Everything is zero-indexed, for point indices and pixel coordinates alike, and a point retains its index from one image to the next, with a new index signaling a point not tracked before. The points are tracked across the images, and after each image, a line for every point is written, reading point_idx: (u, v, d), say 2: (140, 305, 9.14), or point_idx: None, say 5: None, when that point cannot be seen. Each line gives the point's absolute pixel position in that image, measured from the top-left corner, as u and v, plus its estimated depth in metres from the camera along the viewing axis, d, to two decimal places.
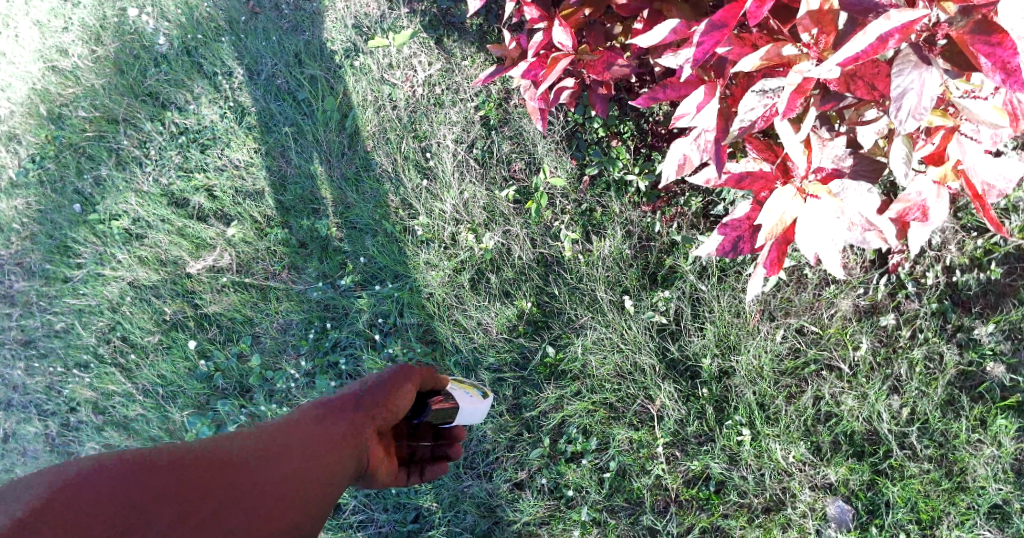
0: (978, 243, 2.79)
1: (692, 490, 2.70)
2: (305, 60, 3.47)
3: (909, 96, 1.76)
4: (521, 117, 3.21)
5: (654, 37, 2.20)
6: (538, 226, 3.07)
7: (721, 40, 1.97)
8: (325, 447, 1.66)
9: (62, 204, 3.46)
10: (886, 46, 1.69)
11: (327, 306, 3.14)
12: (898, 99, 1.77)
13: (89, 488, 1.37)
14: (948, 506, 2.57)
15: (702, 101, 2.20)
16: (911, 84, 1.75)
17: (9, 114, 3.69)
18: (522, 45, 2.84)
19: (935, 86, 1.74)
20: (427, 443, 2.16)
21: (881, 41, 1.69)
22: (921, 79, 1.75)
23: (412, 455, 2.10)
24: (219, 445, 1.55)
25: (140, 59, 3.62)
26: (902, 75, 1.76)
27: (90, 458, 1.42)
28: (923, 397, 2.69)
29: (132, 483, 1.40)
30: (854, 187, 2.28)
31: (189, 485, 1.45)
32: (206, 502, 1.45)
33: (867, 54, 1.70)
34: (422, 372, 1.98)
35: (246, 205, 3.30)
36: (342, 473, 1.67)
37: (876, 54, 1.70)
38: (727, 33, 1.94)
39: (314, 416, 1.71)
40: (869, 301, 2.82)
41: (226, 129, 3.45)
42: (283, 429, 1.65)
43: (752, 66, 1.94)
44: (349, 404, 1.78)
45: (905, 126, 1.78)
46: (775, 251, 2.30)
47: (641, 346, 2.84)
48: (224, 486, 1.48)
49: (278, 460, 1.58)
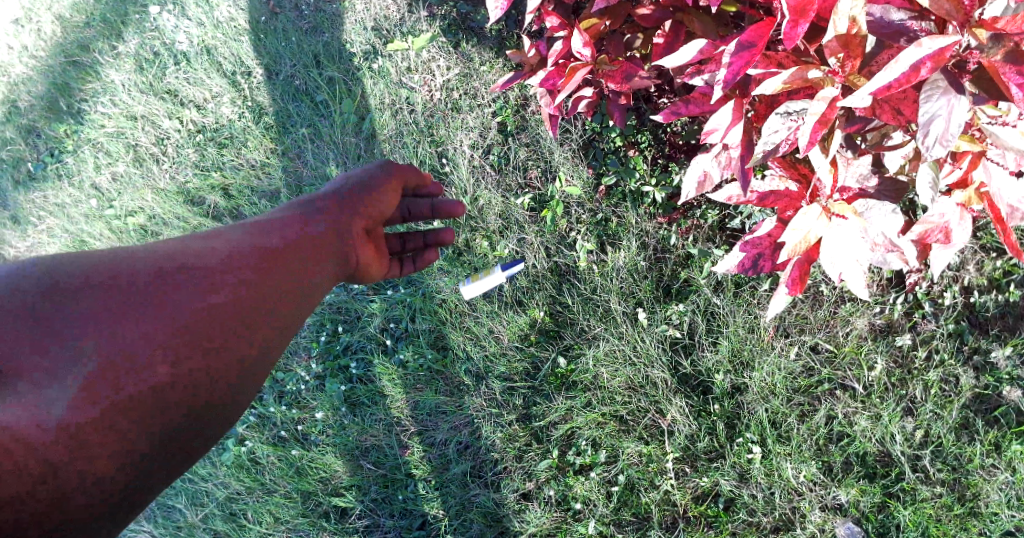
0: (998, 264, 2.76)
1: (700, 507, 2.68)
2: (324, 62, 3.47)
3: (936, 122, 1.75)
4: (537, 124, 3.18)
5: (679, 58, 2.20)
6: (552, 234, 3.06)
7: (749, 61, 1.94)
8: (300, 237, 1.75)
9: (79, 200, 3.52)
10: (918, 74, 1.68)
11: (340, 309, 3.13)
12: (926, 126, 1.75)
13: (67, 277, 1.40)
14: (960, 532, 2.54)
15: (728, 121, 2.19)
16: (939, 109, 1.74)
17: (29, 108, 3.73)
18: (541, 52, 2.81)
19: (963, 112, 1.73)
20: (416, 236, 2.51)
21: (913, 70, 1.68)
22: (949, 106, 1.74)
23: (403, 248, 2.48)
24: (194, 249, 1.56)
25: (160, 57, 3.64)
26: (930, 100, 1.75)
27: (73, 261, 1.45)
28: (937, 420, 2.66)
29: (108, 272, 1.43)
30: (879, 206, 2.28)
31: (167, 277, 1.46)
32: (173, 288, 1.45)
33: (899, 83, 1.68)
34: (405, 174, 2.29)
35: (263, 207, 3.32)
36: (330, 246, 1.83)
37: (908, 83, 1.68)
38: (755, 55, 1.91)
39: (300, 218, 1.83)
40: (885, 321, 2.80)
41: (243, 128, 3.45)
42: (263, 229, 1.72)
43: (777, 88, 1.95)
44: (333, 207, 1.95)
45: (932, 153, 1.76)
46: (798, 269, 2.26)
47: (654, 360, 2.83)
48: (193, 271, 1.49)
49: (248, 253, 1.61)
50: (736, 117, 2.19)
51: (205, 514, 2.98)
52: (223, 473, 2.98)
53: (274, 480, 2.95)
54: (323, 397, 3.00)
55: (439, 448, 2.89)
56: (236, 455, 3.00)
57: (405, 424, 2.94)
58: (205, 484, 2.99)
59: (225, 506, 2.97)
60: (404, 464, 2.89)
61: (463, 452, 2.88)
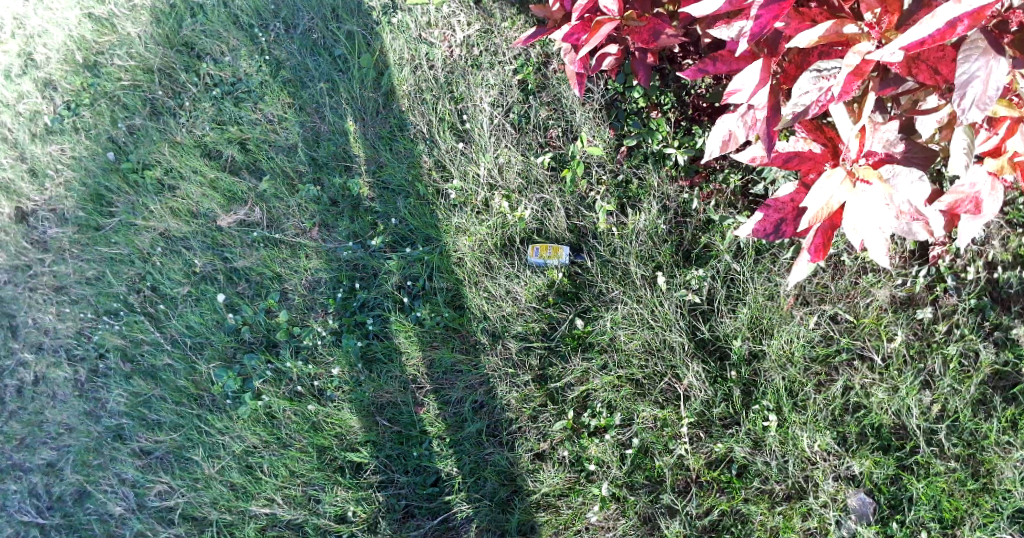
0: (1022, 241, 2.73)
1: (713, 472, 2.68)
2: (342, 16, 3.44)
3: (974, 83, 1.82)
4: (560, 83, 3.17)
5: (707, 8, 2.14)
6: (573, 196, 3.03)
7: (779, 15, 1.97)
8: None
9: (96, 152, 3.45)
10: (954, 30, 1.73)
11: (357, 266, 3.13)
12: (963, 86, 1.83)
13: None
14: (973, 507, 2.53)
15: (754, 81, 2.16)
16: (978, 70, 1.82)
17: (45, 61, 3.64)
18: (566, 6, 2.74)
19: (1002, 74, 1.81)
20: None
21: (948, 26, 1.72)
22: (988, 67, 1.81)
23: None
24: None
25: (176, 9, 3.61)
26: (968, 62, 1.82)
27: None
28: (955, 395, 2.64)
29: None
30: (906, 173, 2.20)
31: None
32: None
33: (934, 39, 1.74)
34: None
35: (279, 160, 3.28)
36: None
37: (942, 39, 1.74)
38: (785, 9, 1.95)
39: None
40: (907, 293, 2.76)
41: (260, 82, 3.42)
42: None
43: (811, 43, 1.98)
44: None
45: (968, 115, 1.84)
46: (821, 237, 2.23)
47: (672, 324, 2.81)
48: None
49: None
50: (762, 78, 2.16)
51: (221, 466, 2.95)
52: (240, 427, 2.96)
53: (289, 435, 2.94)
54: (339, 352, 3.00)
55: (454, 406, 2.91)
56: (253, 409, 2.98)
57: (420, 382, 2.95)
58: (222, 437, 2.98)
59: (241, 459, 2.96)
60: (419, 421, 2.91)
61: (478, 410, 2.90)
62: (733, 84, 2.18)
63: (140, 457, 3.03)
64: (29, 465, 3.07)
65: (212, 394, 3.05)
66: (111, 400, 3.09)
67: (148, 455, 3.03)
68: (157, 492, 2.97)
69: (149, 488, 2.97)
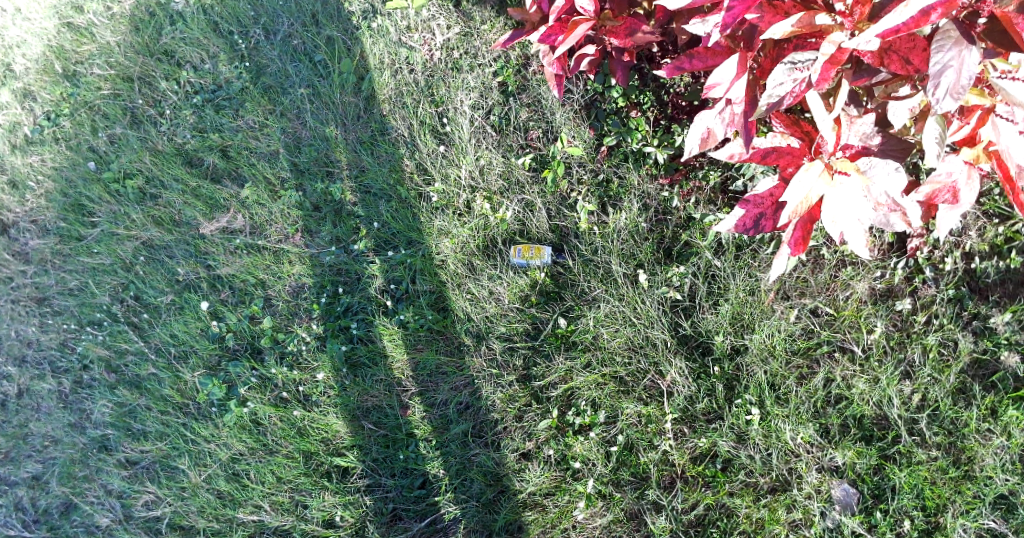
0: (999, 231, 2.76)
1: (698, 467, 2.70)
2: (322, 21, 3.44)
3: (947, 73, 1.87)
4: (540, 84, 3.18)
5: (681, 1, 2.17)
6: (554, 196, 3.05)
7: (751, 7, 2.04)
8: None
9: (77, 162, 3.44)
10: (928, 18, 1.80)
11: (340, 271, 3.13)
12: (937, 77, 1.87)
13: None
14: (954, 494, 2.56)
15: (731, 74, 2.22)
16: (949, 60, 1.86)
17: (25, 72, 3.63)
18: (544, 8, 2.77)
19: (973, 64, 1.86)
20: None
21: (923, 14, 1.80)
22: (960, 57, 1.86)
23: None
24: None
25: (155, 17, 3.61)
26: (941, 52, 1.87)
27: None
28: (935, 384, 2.67)
29: None
30: (883, 164, 2.18)
31: None
32: None
33: (908, 26, 1.81)
34: None
35: (261, 167, 3.28)
36: None
37: (917, 26, 1.81)
38: (755, 1, 2.02)
39: None
40: (885, 285, 2.80)
41: (241, 89, 3.42)
42: None
43: (785, 33, 2.01)
44: None
45: (942, 105, 1.88)
46: (800, 230, 2.26)
47: (654, 321, 2.83)
48: None
49: None
50: (739, 70, 2.21)
51: (208, 474, 2.95)
52: (226, 434, 2.96)
53: (276, 441, 2.94)
54: (324, 357, 3.00)
55: (439, 408, 2.91)
56: (238, 416, 2.98)
57: (405, 385, 2.96)
58: (208, 445, 2.98)
59: (228, 466, 2.96)
60: (405, 424, 2.91)
61: (463, 412, 2.90)
62: (712, 77, 2.22)
63: (126, 467, 3.02)
64: (15, 477, 3.05)
65: (197, 402, 3.04)
66: (95, 411, 3.08)
67: (135, 465, 3.02)
68: (143, 502, 2.96)
69: (136, 498, 2.96)
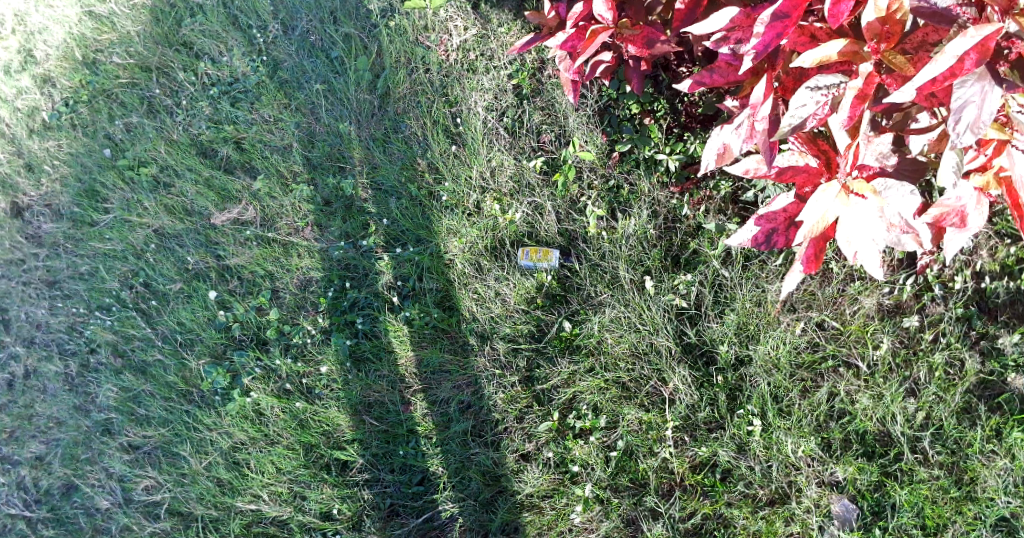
0: (1010, 251, 2.75)
1: (697, 476, 2.69)
2: (340, 18, 3.46)
3: (969, 108, 1.88)
4: (554, 88, 3.20)
5: (710, 26, 2.24)
6: (564, 199, 3.06)
7: (782, 33, 2.06)
8: None
9: (92, 148, 3.47)
10: (963, 65, 1.83)
11: (348, 266, 3.14)
12: (959, 112, 1.88)
13: None
14: (955, 515, 2.54)
15: (760, 94, 2.25)
16: (973, 96, 1.87)
17: (46, 57, 3.65)
18: (561, 14, 2.79)
19: (996, 100, 1.87)
20: None
21: (958, 61, 1.83)
22: (983, 93, 1.87)
23: None
24: None
25: (176, 8, 3.64)
26: (965, 88, 1.87)
27: None
28: (940, 403, 2.65)
29: None
30: (899, 187, 2.26)
31: None
32: None
33: (944, 76, 1.85)
34: None
35: (274, 160, 3.30)
36: None
37: (953, 75, 1.84)
38: (789, 28, 2.04)
39: None
40: (894, 301, 2.79)
41: (257, 83, 3.45)
42: None
43: (816, 61, 2.06)
44: None
45: (962, 139, 1.89)
46: (813, 248, 2.30)
47: (659, 328, 2.82)
48: None
49: None
50: (765, 92, 2.25)
51: (209, 462, 2.96)
52: (228, 423, 2.97)
53: (277, 432, 2.95)
54: (328, 351, 3.01)
55: (441, 407, 2.92)
56: (241, 405, 2.99)
57: (408, 382, 2.96)
58: (210, 433, 2.99)
59: (229, 455, 2.97)
60: (406, 421, 2.92)
61: (464, 411, 2.91)
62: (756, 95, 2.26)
63: (128, 451, 3.04)
64: (18, 457, 3.08)
65: (201, 390, 3.06)
66: (100, 395, 3.10)
67: (137, 450, 3.04)
68: (144, 487, 2.98)
69: (136, 482, 2.98)
